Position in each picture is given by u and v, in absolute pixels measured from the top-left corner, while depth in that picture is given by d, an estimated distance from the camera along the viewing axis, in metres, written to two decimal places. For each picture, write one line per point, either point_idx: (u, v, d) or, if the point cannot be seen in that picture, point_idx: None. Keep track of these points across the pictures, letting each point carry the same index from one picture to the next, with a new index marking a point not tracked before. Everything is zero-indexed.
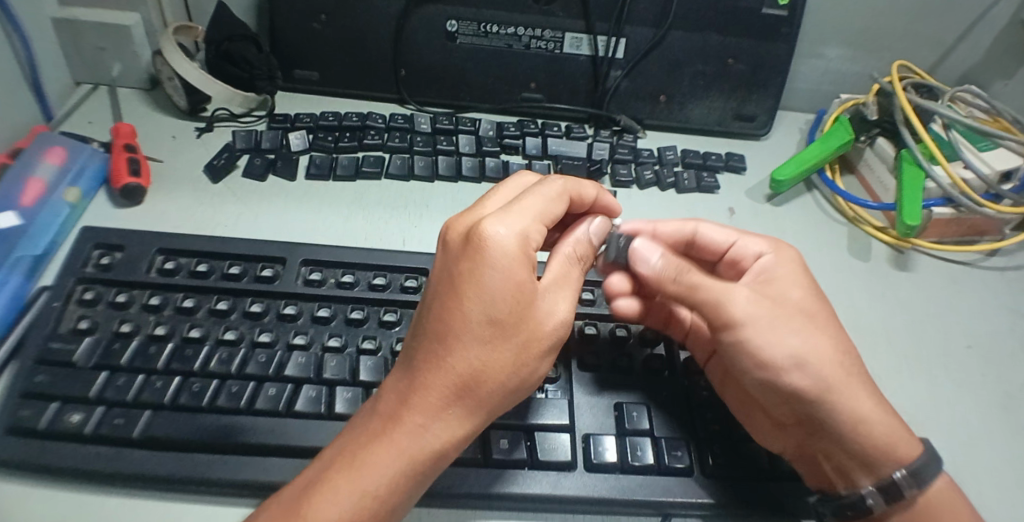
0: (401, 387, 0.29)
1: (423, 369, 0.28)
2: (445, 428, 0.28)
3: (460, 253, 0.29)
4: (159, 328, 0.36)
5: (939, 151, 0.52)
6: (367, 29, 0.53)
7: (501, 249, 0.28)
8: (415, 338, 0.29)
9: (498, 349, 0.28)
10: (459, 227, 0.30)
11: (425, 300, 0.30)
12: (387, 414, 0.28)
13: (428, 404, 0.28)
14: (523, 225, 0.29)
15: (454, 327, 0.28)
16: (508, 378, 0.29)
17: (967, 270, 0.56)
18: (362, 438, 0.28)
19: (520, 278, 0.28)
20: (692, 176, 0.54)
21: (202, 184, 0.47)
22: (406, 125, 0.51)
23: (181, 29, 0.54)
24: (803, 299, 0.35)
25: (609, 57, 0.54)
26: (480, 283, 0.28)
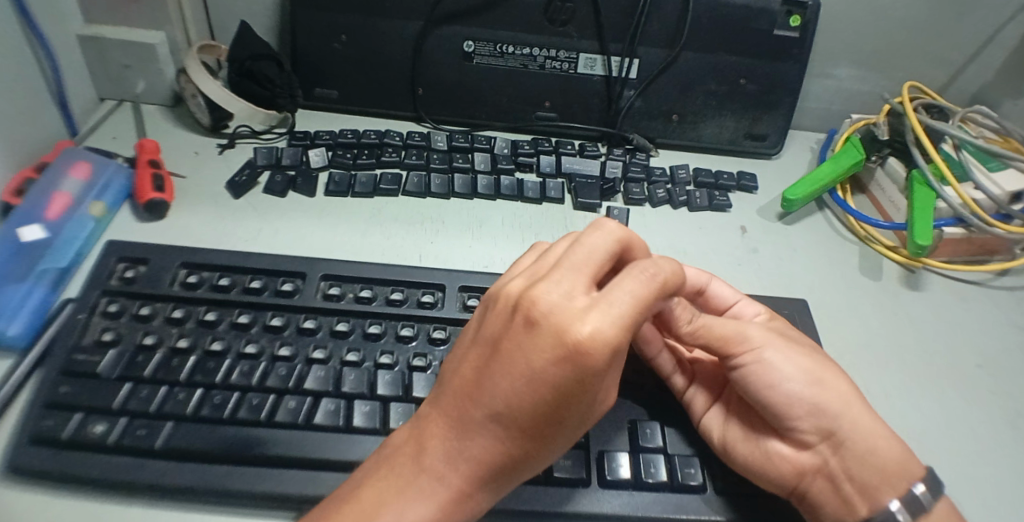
0: (447, 449, 0.27)
1: (478, 442, 0.26)
2: (486, 491, 0.28)
3: (554, 344, 0.24)
4: (182, 341, 0.37)
5: (950, 172, 0.53)
6: (386, 49, 0.54)
7: (599, 356, 0.24)
8: (469, 401, 0.27)
9: (558, 429, 0.27)
10: (550, 311, 0.25)
11: (490, 368, 0.26)
12: (430, 473, 0.27)
13: (477, 473, 0.27)
14: (621, 329, 0.25)
15: (527, 412, 0.25)
16: (552, 452, 0.28)
17: (979, 289, 0.56)
18: (403, 489, 0.27)
19: (599, 381, 0.25)
20: (704, 195, 0.54)
21: (223, 199, 0.48)
22: (423, 143, 0.52)
23: (205, 48, 0.56)
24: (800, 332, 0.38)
25: (622, 77, 0.55)
26: (567, 381, 0.25)
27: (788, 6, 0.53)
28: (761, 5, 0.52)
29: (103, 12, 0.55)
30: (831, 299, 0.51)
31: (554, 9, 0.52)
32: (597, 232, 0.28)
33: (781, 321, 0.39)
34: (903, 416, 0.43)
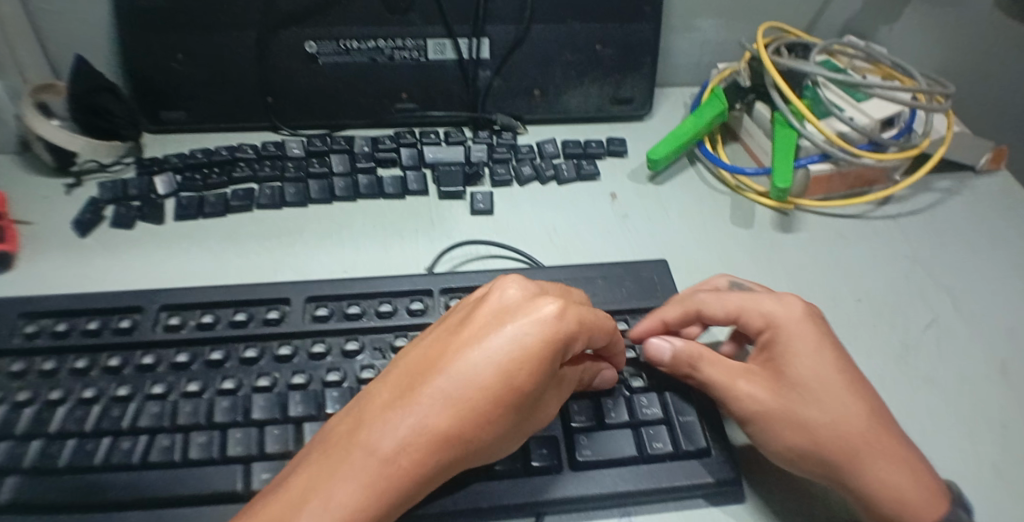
0: (387, 417, 0.27)
1: (418, 406, 0.27)
2: (418, 471, 0.27)
3: (505, 320, 0.28)
4: (22, 393, 0.36)
5: (807, 110, 0.53)
6: (228, 61, 0.52)
7: (557, 327, 0.28)
8: (410, 380, 0.28)
9: (503, 418, 0.28)
10: (514, 297, 0.30)
11: (449, 338, 0.29)
12: (366, 446, 0.27)
13: (415, 445, 0.27)
14: (577, 317, 0.29)
15: (477, 387, 0.27)
16: (489, 446, 0.29)
17: (859, 223, 0.57)
18: (326, 467, 0.27)
19: (553, 352, 0.28)
20: (571, 166, 0.54)
21: (71, 241, 0.47)
22: (277, 152, 0.51)
23: (42, 88, 0.53)
24: (820, 356, 0.36)
25: (474, 58, 0.54)
26: (516, 349, 0.27)
27: None
28: None
29: None
30: (706, 255, 0.51)
31: None
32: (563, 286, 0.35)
33: (803, 339, 0.36)
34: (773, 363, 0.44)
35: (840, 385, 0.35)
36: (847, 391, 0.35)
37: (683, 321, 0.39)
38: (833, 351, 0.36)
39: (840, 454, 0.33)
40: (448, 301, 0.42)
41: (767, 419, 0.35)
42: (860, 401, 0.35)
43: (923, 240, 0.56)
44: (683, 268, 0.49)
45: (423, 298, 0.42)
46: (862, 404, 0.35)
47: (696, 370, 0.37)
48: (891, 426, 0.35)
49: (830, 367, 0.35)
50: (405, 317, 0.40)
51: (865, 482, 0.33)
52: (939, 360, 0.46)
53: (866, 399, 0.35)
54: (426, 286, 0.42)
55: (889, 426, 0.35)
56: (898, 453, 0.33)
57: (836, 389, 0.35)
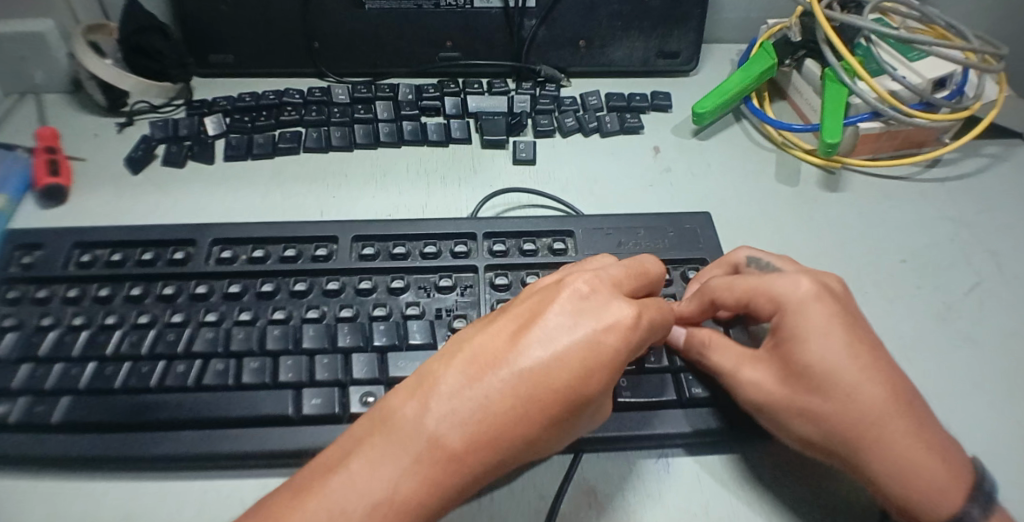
0: (449, 410, 0.27)
1: (487, 401, 0.27)
2: (479, 466, 0.27)
3: (579, 318, 0.28)
4: (78, 317, 0.37)
5: (860, 67, 0.51)
6: (272, 4, 0.52)
7: (628, 327, 0.28)
8: (473, 366, 0.28)
9: (570, 419, 0.28)
10: (582, 286, 0.30)
11: (515, 329, 0.29)
12: (427, 438, 0.27)
13: (479, 438, 0.27)
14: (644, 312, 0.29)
15: (548, 383, 0.27)
16: (549, 445, 0.29)
17: (905, 184, 0.56)
18: (394, 450, 0.27)
19: (617, 353, 0.28)
20: (615, 119, 0.54)
21: (123, 178, 0.47)
22: (323, 98, 0.51)
23: (94, 28, 0.55)
24: (837, 336, 0.31)
25: (519, 6, 0.53)
26: (587, 350, 0.27)
27: None
28: None
29: None
30: (748, 211, 0.51)
31: None
32: (638, 260, 0.34)
33: (817, 317, 0.31)
34: None
35: (859, 368, 0.30)
36: (866, 374, 0.30)
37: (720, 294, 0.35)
38: (854, 328, 0.31)
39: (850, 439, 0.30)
40: (492, 245, 0.42)
41: (772, 406, 0.32)
42: (882, 380, 0.30)
43: (970, 202, 0.55)
44: (725, 223, 0.49)
45: (467, 242, 0.42)
46: (884, 384, 0.30)
47: (704, 357, 0.35)
48: (917, 407, 0.30)
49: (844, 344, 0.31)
50: (449, 259, 0.41)
51: (880, 470, 0.29)
52: (984, 321, 0.45)
53: (889, 378, 0.31)
54: (472, 229, 0.43)
55: (912, 407, 0.30)
56: (924, 440, 0.29)
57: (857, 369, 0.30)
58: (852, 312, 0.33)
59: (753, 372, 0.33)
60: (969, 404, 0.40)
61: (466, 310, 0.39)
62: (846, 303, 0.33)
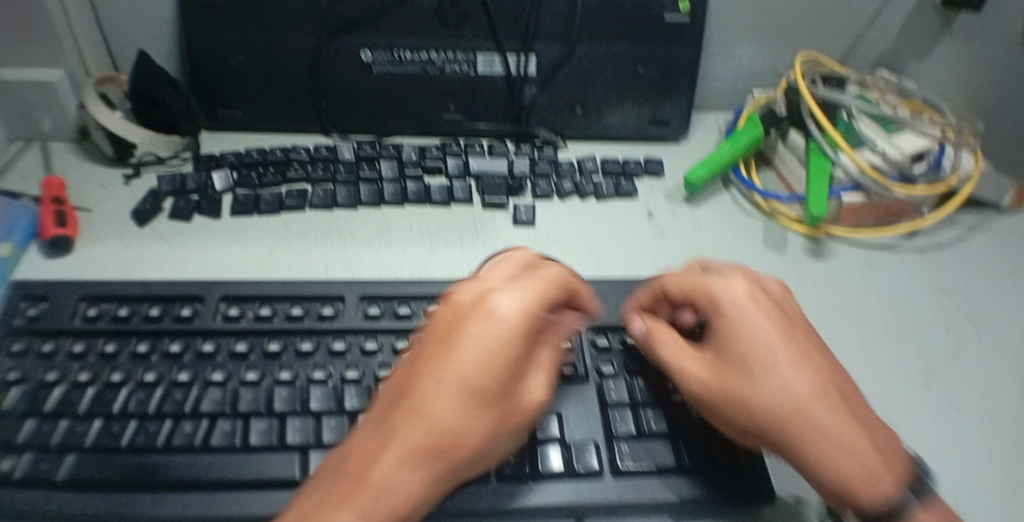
0: (371, 449, 0.28)
1: (398, 429, 0.28)
2: (414, 486, 0.28)
3: (504, 327, 0.29)
4: (83, 374, 0.37)
5: (842, 140, 0.54)
6: (284, 64, 0.54)
7: (513, 323, 0.29)
8: (441, 370, 0.29)
9: (484, 419, 0.29)
10: (466, 295, 0.31)
11: (420, 354, 0.30)
12: (354, 475, 0.27)
13: (399, 463, 0.27)
14: (529, 300, 0.30)
15: (456, 386, 0.28)
16: (483, 444, 0.30)
17: (886, 253, 0.58)
18: (392, 458, 0.28)
19: (512, 346, 0.29)
20: (610, 184, 0.56)
21: (127, 228, 0.49)
22: (329, 156, 0.53)
23: (106, 80, 0.56)
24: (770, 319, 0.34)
25: (521, 73, 0.56)
26: (480, 348, 0.29)
27: None
28: None
29: None
30: None
31: (446, 13, 0.53)
32: (506, 259, 0.35)
33: (749, 338, 0.33)
34: None
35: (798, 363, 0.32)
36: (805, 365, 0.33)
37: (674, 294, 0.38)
38: (785, 319, 0.34)
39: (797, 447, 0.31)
40: None
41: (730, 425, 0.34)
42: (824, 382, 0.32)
43: (948, 269, 0.57)
44: None
45: None
46: (820, 376, 0.33)
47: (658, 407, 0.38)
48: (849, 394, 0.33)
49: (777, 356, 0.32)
50: None
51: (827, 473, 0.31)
52: (966, 388, 0.47)
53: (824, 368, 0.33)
54: None
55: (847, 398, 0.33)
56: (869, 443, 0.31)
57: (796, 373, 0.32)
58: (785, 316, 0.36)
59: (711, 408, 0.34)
60: (951, 471, 0.41)
61: None
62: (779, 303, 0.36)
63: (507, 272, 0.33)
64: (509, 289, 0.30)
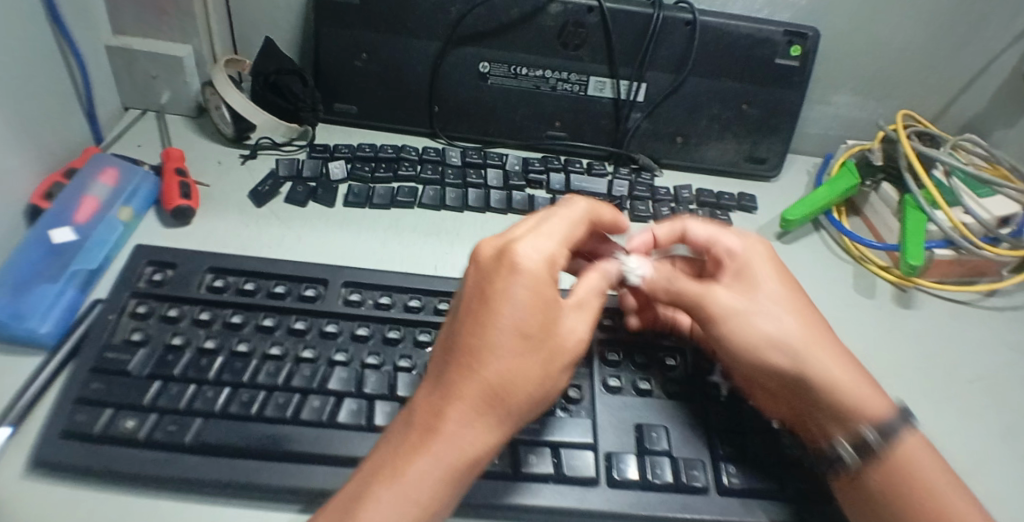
0: (432, 405, 0.31)
1: (457, 384, 0.30)
2: (478, 434, 0.30)
3: (533, 275, 0.31)
4: (209, 342, 0.38)
5: (940, 197, 0.55)
6: (404, 68, 0.56)
7: (539, 270, 0.32)
8: (475, 329, 0.31)
9: (530, 365, 0.31)
10: (489, 247, 0.34)
11: (456, 315, 0.33)
12: (421, 427, 0.30)
13: (462, 415, 0.30)
14: (551, 251, 0.33)
15: (501, 334, 0.30)
16: (534, 388, 0.31)
17: (970, 309, 0.58)
18: (457, 409, 0.30)
19: (546, 291, 0.32)
20: (706, 214, 0.57)
21: (246, 208, 0.50)
22: (438, 158, 0.55)
23: (230, 62, 0.57)
24: (761, 313, 0.38)
25: (631, 99, 0.57)
26: (526, 294, 0.31)
27: (789, 37, 0.56)
28: (764, 36, 0.56)
29: (133, 25, 0.57)
30: (825, 315, 0.53)
31: (567, 34, 0.55)
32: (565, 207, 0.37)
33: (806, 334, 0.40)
34: None
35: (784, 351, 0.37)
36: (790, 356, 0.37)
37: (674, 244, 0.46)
38: (790, 287, 0.40)
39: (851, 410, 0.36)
40: (602, 319, 0.44)
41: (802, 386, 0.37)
42: (817, 338, 0.39)
43: None
44: None
45: None
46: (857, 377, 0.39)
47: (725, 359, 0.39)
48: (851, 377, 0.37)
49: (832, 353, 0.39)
50: None
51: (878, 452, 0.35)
52: None
53: (820, 353, 0.37)
54: None
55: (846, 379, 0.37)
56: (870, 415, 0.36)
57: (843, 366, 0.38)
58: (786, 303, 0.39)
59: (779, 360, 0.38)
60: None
61: (580, 379, 0.41)
62: (787, 275, 0.41)
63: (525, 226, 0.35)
64: (532, 240, 0.33)
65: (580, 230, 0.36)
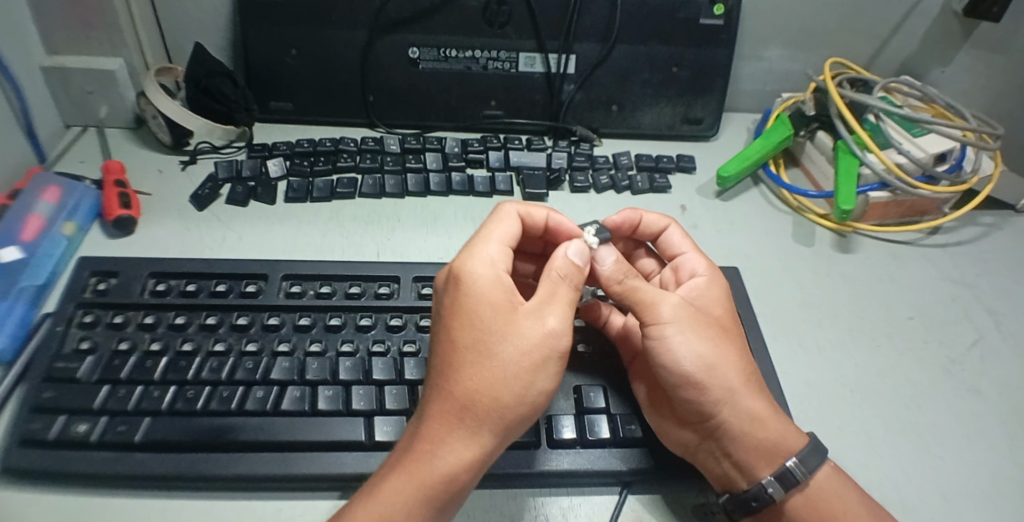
0: (413, 424, 0.32)
1: (427, 400, 0.32)
2: (450, 446, 0.30)
3: (478, 282, 0.33)
4: (154, 343, 0.39)
5: (870, 140, 0.57)
6: (336, 60, 0.57)
7: (478, 275, 0.33)
8: (439, 349, 0.32)
9: (488, 369, 0.31)
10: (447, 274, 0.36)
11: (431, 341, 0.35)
12: (404, 448, 0.31)
13: (432, 431, 0.30)
14: (490, 258, 0.35)
15: (456, 344, 0.32)
16: (502, 392, 0.30)
17: (910, 248, 0.60)
18: (430, 425, 0.31)
19: (491, 295, 0.33)
20: (645, 178, 0.58)
21: (187, 212, 0.51)
22: (376, 147, 0.56)
23: (162, 70, 0.58)
24: (705, 338, 0.36)
25: (561, 72, 0.59)
26: (467, 302, 0.32)
27: None
28: None
29: (62, 40, 0.57)
30: (766, 265, 0.55)
31: (492, 12, 0.56)
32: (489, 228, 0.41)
33: (711, 305, 0.39)
34: (835, 373, 0.47)
35: (698, 398, 0.36)
36: (707, 400, 0.36)
37: (647, 232, 0.46)
38: (703, 325, 0.36)
39: (727, 390, 0.35)
40: None
41: (683, 336, 0.35)
42: (707, 305, 0.39)
43: (969, 266, 0.58)
44: (748, 276, 0.53)
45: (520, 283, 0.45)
46: (742, 347, 0.38)
47: (623, 284, 0.37)
48: (768, 412, 0.36)
49: (725, 320, 0.39)
50: None
51: (740, 415, 0.35)
52: (991, 377, 0.48)
53: (740, 400, 0.36)
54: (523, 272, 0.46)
55: (761, 413, 0.36)
56: (783, 453, 0.35)
57: (727, 334, 0.38)
58: (723, 335, 0.37)
59: (670, 310, 0.36)
60: (972, 451, 0.43)
61: None
62: (726, 309, 0.40)
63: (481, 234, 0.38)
64: (476, 251, 0.35)
65: (513, 228, 0.38)
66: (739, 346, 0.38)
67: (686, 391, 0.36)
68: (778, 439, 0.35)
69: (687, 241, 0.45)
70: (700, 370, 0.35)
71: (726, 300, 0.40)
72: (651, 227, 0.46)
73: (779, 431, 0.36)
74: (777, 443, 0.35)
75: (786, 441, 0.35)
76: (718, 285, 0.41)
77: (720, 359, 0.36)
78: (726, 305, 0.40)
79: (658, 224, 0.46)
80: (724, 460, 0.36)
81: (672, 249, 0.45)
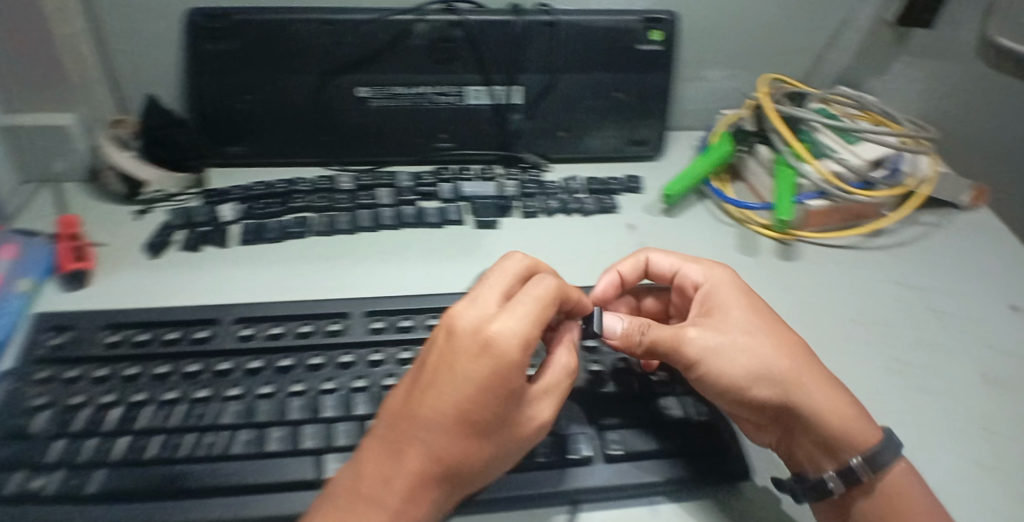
0: (382, 468, 0.32)
1: (405, 452, 0.32)
2: (421, 502, 0.32)
3: (506, 359, 0.31)
4: (108, 395, 0.39)
5: (805, 152, 0.59)
6: (289, 103, 0.58)
7: (508, 354, 0.31)
8: (427, 407, 0.32)
9: (481, 448, 0.32)
10: (461, 319, 0.32)
11: (417, 383, 0.33)
12: (369, 492, 0.32)
13: (408, 487, 0.32)
14: (521, 330, 0.31)
15: (457, 417, 0.31)
16: (485, 464, 0.33)
17: (853, 252, 0.62)
18: (403, 480, 0.32)
19: (510, 376, 0.31)
20: (593, 200, 0.60)
21: (141, 261, 0.52)
22: (328, 186, 0.57)
23: (120, 124, 0.60)
24: (744, 351, 0.39)
25: (507, 103, 0.61)
26: (483, 382, 0.31)
27: (646, 24, 0.60)
28: (622, 27, 0.59)
29: (17, 98, 0.58)
30: None
31: (436, 50, 0.58)
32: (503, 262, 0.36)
33: (736, 310, 0.41)
34: None
35: (764, 406, 0.38)
36: (772, 411, 0.38)
37: (632, 275, 0.47)
38: (745, 337, 0.39)
39: (782, 394, 0.38)
40: None
41: (721, 354, 0.39)
42: (734, 308, 0.41)
43: (911, 267, 0.61)
44: None
45: None
46: (786, 345, 0.40)
47: (646, 333, 0.39)
48: (840, 402, 0.38)
49: (762, 319, 0.41)
50: None
51: (813, 413, 0.38)
52: (936, 373, 0.50)
53: (796, 400, 0.38)
54: None
55: (828, 406, 0.38)
56: (852, 448, 0.37)
57: (764, 337, 0.40)
58: (757, 337, 0.40)
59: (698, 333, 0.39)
60: (919, 449, 0.44)
61: None
62: (757, 305, 0.42)
63: (499, 281, 0.34)
64: (506, 315, 0.32)
65: (543, 287, 0.34)
66: (786, 345, 0.40)
67: (742, 407, 0.39)
68: (844, 431, 0.37)
69: (673, 256, 0.46)
70: (750, 385, 0.38)
71: (752, 298, 0.42)
72: (631, 269, 0.47)
73: (845, 424, 0.38)
74: (842, 436, 0.37)
75: (858, 433, 0.38)
76: (734, 284, 0.43)
77: (760, 369, 0.38)
78: (756, 302, 0.42)
79: (636, 261, 0.47)
80: (797, 454, 0.39)
81: (665, 269, 0.46)
